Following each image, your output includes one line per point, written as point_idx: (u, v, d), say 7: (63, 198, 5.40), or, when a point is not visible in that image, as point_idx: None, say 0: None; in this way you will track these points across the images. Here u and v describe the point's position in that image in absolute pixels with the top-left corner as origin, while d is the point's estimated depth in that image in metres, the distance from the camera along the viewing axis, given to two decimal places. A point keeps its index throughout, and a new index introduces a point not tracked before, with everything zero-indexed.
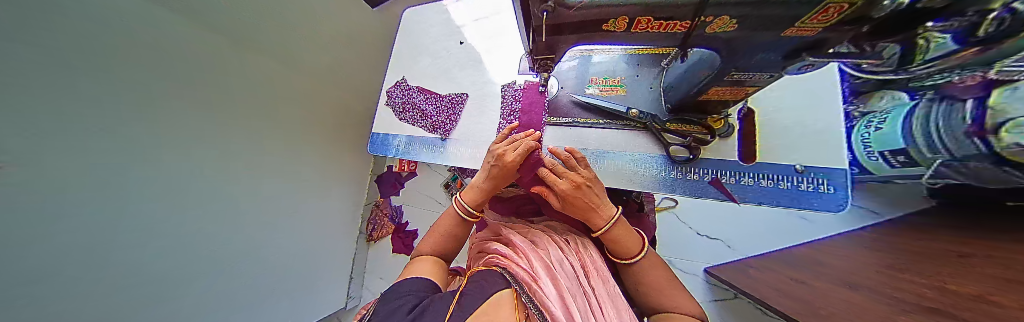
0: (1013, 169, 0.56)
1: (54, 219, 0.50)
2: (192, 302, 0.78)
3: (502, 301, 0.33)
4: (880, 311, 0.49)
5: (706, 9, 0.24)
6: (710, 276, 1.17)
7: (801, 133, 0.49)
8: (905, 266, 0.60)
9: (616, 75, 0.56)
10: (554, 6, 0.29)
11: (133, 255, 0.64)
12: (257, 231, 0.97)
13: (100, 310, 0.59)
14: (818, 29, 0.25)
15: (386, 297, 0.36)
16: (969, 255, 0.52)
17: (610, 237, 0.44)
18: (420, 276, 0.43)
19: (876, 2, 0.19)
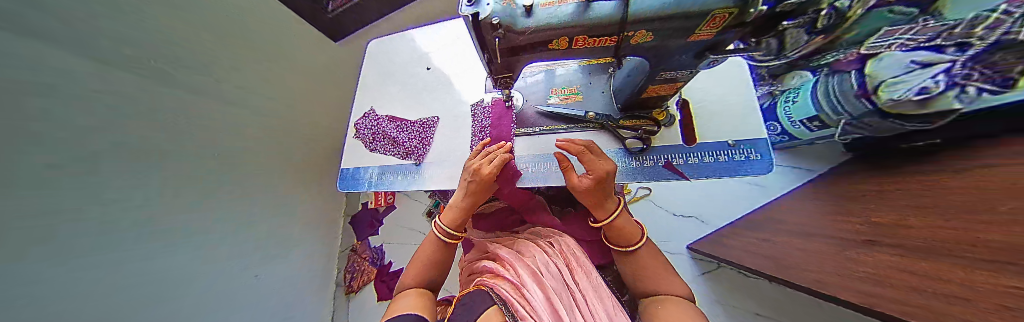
0: (895, 119, 0.74)
1: (62, 219, 0.40)
2: (192, 302, 0.64)
3: (490, 318, 0.31)
4: (893, 276, 0.49)
5: (628, 24, 0.29)
6: (694, 252, 1.24)
7: (727, 115, 0.57)
8: (862, 216, 0.67)
9: (572, 84, 0.62)
10: (504, 32, 0.33)
11: (131, 254, 0.52)
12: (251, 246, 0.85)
13: (100, 310, 0.46)
14: (712, 33, 0.31)
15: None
16: (910, 196, 0.60)
17: (612, 226, 0.46)
18: (407, 312, 0.39)
19: (745, 10, 0.26)
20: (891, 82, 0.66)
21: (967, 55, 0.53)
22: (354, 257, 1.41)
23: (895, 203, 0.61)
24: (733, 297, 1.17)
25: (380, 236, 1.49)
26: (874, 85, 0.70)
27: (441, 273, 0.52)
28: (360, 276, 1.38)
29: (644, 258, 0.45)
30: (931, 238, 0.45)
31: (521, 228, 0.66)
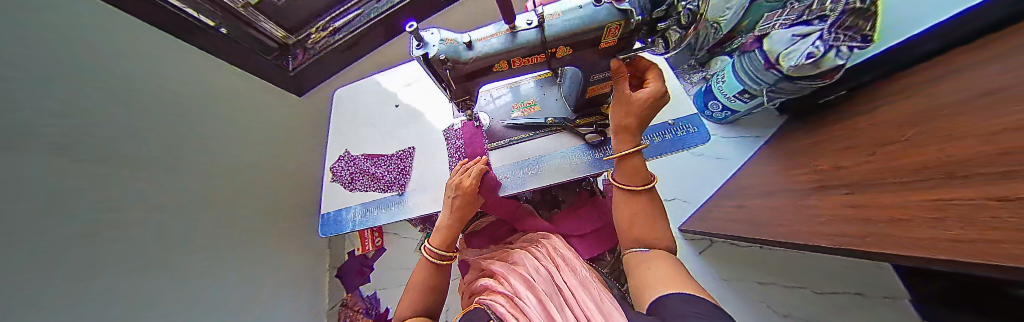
0: (799, 80, 0.89)
1: None
2: None
3: None
4: (832, 213, 0.56)
5: (548, 42, 0.37)
6: (685, 233, 1.29)
7: None
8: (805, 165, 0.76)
9: (529, 98, 0.70)
10: (452, 65, 0.40)
11: None
12: None
13: None
14: (616, 39, 0.39)
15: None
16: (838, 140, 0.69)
17: (625, 158, 0.42)
18: None
19: (625, 19, 0.35)
20: (785, 55, 0.82)
21: (827, 25, 0.69)
22: (344, 313, 1.30)
23: (829, 150, 0.69)
24: (733, 269, 1.19)
25: (372, 284, 1.39)
26: (775, 57, 0.85)
27: (437, 298, 0.51)
28: None
29: (638, 206, 0.40)
30: (870, 169, 0.50)
31: (514, 238, 0.67)
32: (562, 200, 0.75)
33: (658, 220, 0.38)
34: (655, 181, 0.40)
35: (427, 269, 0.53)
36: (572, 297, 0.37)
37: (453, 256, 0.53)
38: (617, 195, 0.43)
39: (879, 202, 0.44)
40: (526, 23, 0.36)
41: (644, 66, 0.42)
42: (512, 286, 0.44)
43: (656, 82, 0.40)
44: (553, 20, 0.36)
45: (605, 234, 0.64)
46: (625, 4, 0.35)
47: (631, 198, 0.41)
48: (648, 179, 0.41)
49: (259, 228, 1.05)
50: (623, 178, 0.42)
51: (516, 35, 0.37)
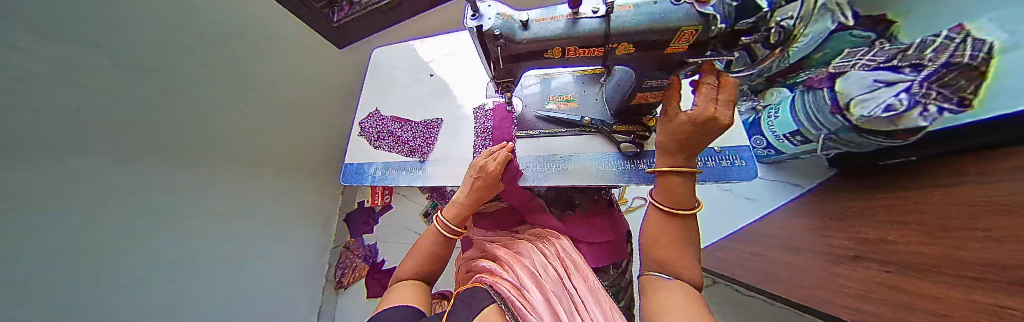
0: (868, 134, 0.80)
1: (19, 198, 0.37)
2: (155, 298, 0.58)
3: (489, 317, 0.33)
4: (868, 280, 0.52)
5: (610, 37, 0.34)
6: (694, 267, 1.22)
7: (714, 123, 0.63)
8: (846, 226, 0.69)
9: (568, 92, 0.67)
10: (503, 42, 0.37)
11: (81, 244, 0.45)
12: (229, 246, 0.79)
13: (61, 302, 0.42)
14: (686, 47, 0.36)
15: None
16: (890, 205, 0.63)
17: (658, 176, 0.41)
18: (406, 303, 0.42)
19: (707, 28, 0.32)
20: (860, 100, 0.73)
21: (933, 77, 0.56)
22: (346, 253, 1.37)
23: (880, 215, 0.63)
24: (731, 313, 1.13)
25: (375, 235, 1.45)
26: (845, 102, 0.77)
27: (438, 267, 0.53)
28: (353, 272, 1.36)
29: (665, 227, 0.38)
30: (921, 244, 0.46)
31: (521, 228, 0.67)
32: (577, 204, 0.74)
33: (685, 245, 0.36)
34: (695, 208, 0.37)
35: (433, 239, 0.54)
36: (582, 303, 0.37)
37: (461, 232, 0.55)
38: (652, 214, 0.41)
39: (920, 282, 0.41)
40: (591, 11, 0.33)
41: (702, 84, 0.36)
42: (516, 275, 0.45)
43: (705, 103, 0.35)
44: (623, 12, 0.32)
45: (614, 246, 0.64)
46: (707, 8, 0.31)
47: (661, 219, 0.39)
48: (691, 204, 0.38)
49: (290, 165, 1.13)
50: (660, 198, 0.40)
51: (576, 23, 0.34)
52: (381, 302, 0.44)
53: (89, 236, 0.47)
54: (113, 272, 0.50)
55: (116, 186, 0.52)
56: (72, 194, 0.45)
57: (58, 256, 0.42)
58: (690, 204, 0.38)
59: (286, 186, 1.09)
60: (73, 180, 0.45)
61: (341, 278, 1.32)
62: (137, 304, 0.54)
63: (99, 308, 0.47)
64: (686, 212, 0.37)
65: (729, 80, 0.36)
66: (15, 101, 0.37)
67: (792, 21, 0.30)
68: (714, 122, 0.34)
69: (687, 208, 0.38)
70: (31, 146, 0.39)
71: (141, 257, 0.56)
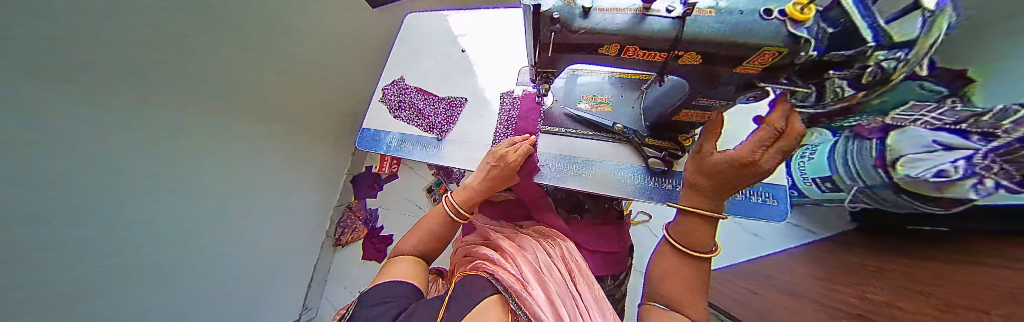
0: (907, 195, 0.75)
1: (47, 124, 0.36)
2: (166, 231, 0.60)
3: (490, 307, 0.34)
4: None
5: (681, 42, 0.31)
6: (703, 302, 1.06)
7: None
8: (847, 281, 0.68)
9: (603, 94, 0.64)
10: (560, 28, 0.33)
11: (95, 175, 0.44)
12: (239, 189, 0.81)
13: (76, 229, 0.43)
14: (760, 69, 0.33)
15: (363, 305, 0.37)
16: (899, 270, 0.61)
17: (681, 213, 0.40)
18: (400, 279, 0.43)
19: (796, 52, 0.29)
20: (911, 158, 0.68)
21: (988, 146, 0.53)
22: (348, 213, 1.41)
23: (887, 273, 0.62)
24: None
25: (377, 200, 1.48)
26: (893, 159, 0.72)
27: (439, 247, 0.53)
28: (351, 233, 1.40)
29: (677, 265, 0.37)
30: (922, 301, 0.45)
31: (525, 223, 0.67)
32: (587, 209, 0.72)
33: (696, 286, 0.35)
34: (710, 253, 0.35)
35: (439, 219, 0.54)
36: (587, 310, 0.39)
37: (468, 217, 0.54)
38: (662, 248, 0.41)
39: None
40: (665, 9, 0.30)
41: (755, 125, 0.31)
42: (519, 268, 0.44)
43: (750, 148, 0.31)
44: (702, 16, 0.29)
45: (617, 258, 0.63)
46: (802, 30, 0.27)
47: (672, 253, 0.38)
48: (709, 247, 0.37)
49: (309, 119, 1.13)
50: (678, 235, 0.39)
51: (645, 21, 0.30)
52: (377, 276, 0.45)
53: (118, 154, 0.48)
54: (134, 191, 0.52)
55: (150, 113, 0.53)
56: (115, 116, 0.46)
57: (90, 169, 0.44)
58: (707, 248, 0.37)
59: (301, 139, 1.10)
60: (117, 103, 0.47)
61: (340, 236, 1.37)
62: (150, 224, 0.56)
63: (118, 222, 0.50)
64: (701, 254, 0.36)
65: (795, 115, 0.29)
66: (53, 24, 0.35)
67: (897, 63, 0.26)
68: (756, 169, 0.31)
69: (702, 251, 0.36)
70: (72, 72, 0.39)
71: (159, 181, 0.57)
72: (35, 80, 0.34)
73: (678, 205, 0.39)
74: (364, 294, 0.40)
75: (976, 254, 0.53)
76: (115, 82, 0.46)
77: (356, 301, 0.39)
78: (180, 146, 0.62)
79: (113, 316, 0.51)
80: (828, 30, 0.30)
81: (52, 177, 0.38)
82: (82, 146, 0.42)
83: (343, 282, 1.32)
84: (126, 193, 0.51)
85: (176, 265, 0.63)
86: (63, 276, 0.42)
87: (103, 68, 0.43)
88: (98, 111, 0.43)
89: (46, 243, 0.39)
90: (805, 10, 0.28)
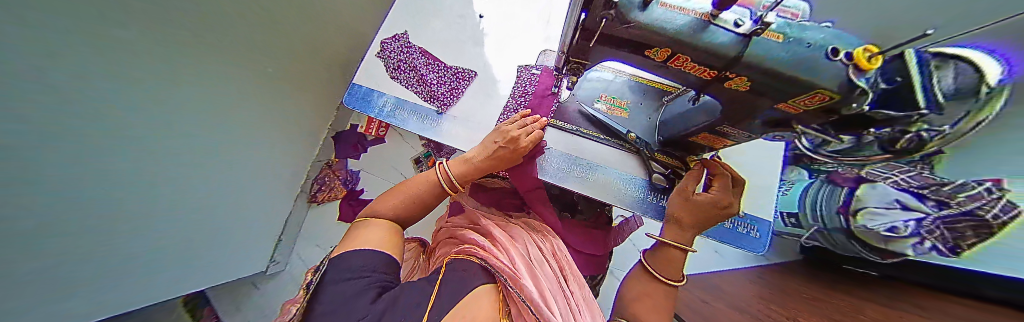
0: (857, 242, 0.79)
1: (31, 122, 0.28)
2: (169, 195, 0.56)
3: (481, 295, 0.33)
4: None
5: (738, 63, 0.28)
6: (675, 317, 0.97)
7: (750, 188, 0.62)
8: (777, 301, 0.78)
9: (623, 97, 0.61)
10: (614, 16, 0.28)
11: (76, 164, 0.36)
12: (230, 151, 0.72)
13: (62, 222, 0.37)
14: (802, 110, 0.32)
15: (335, 270, 0.34)
16: (819, 298, 0.70)
17: (661, 248, 0.43)
18: (375, 246, 0.38)
19: (848, 102, 0.27)
20: (874, 211, 0.72)
21: (940, 213, 0.59)
22: (326, 171, 1.33)
23: (814, 299, 0.71)
24: None
25: (361, 162, 1.40)
26: (857, 207, 0.76)
27: (418, 213, 0.50)
28: (328, 191, 1.33)
29: (646, 288, 0.40)
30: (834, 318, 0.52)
31: (517, 213, 0.66)
32: (580, 210, 0.73)
33: (664, 309, 0.38)
34: (678, 283, 0.39)
35: (429, 189, 0.49)
36: (575, 308, 0.41)
37: (461, 192, 0.51)
38: (636, 270, 0.44)
39: None
40: (732, 22, 0.27)
41: (720, 168, 0.46)
42: (510, 259, 0.43)
43: (725, 186, 0.44)
44: (767, 40, 0.27)
45: (597, 261, 0.65)
46: (862, 79, 0.25)
47: (643, 275, 0.42)
48: (679, 277, 0.40)
49: (303, 71, 0.99)
50: (654, 261, 0.42)
51: (706, 30, 0.27)
52: (349, 239, 0.40)
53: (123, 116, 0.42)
54: (133, 152, 0.46)
55: (151, 66, 0.45)
56: (119, 71, 0.40)
57: (92, 139, 0.38)
58: (674, 276, 0.40)
59: (293, 94, 0.96)
60: (123, 58, 0.39)
61: (316, 193, 1.30)
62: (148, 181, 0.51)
63: (107, 208, 0.44)
64: (670, 281, 0.39)
65: (728, 167, 0.46)
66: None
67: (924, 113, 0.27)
68: (726, 209, 0.43)
69: (670, 279, 0.40)
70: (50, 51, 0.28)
71: (149, 144, 0.49)
72: (18, 65, 0.24)
73: (658, 238, 0.43)
74: (337, 258, 0.36)
75: (880, 291, 0.63)
76: (122, 32, 0.38)
77: (328, 264, 0.35)
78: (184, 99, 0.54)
79: (95, 300, 0.46)
80: (881, 85, 0.26)
81: (44, 167, 0.32)
82: (65, 129, 0.34)
83: (316, 240, 1.30)
84: (111, 175, 0.43)
85: (166, 241, 0.57)
86: (49, 276, 0.36)
87: (112, 20, 0.36)
88: (103, 72, 0.37)
89: (37, 234, 0.33)
90: (872, 59, 0.25)
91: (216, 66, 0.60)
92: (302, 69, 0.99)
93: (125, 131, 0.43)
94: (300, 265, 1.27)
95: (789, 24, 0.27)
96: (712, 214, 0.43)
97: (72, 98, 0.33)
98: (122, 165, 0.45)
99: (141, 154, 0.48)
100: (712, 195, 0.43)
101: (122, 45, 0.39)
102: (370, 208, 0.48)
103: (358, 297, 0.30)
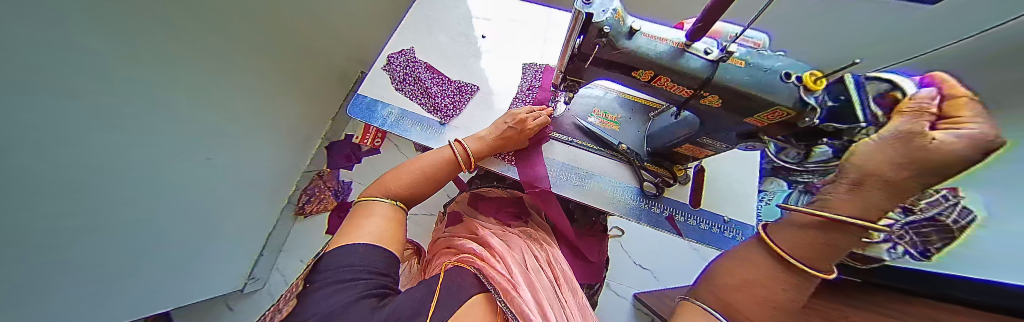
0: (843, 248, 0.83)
1: None
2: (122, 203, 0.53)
3: (476, 310, 0.33)
4: None
5: (710, 84, 0.33)
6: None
7: (740, 196, 0.65)
8: None
9: (613, 112, 0.66)
10: (605, 43, 0.33)
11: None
12: (189, 152, 0.69)
13: None
14: (766, 123, 0.36)
15: (327, 271, 0.33)
16: None
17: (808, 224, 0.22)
18: (371, 241, 0.38)
19: (802, 117, 0.31)
20: None
21: None
22: (316, 181, 1.31)
23: None
24: None
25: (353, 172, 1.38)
26: None
27: (423, 194, 0.52)
28: (317, 203, 1.31)
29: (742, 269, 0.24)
30: None
31: (516, 222, 0.67)
32: (576, 219, 0.75)
33: (767, 295, 0.21)
34: (829, 276, 0.20)
35: (439, 167, 0.52)
36: (568, 315, 0.43)
37: (474, 167, 0.57)
38: (746, 244, 0.27)
39: None
40: (703, 51, 0.32)
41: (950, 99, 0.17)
42: (506, 268, 0.45)
43: (960, 135, 0.14)
44: (733, 66, 0.32)
45: (592, 269, 0.68)
46: (811, 98, 0.30)
47: (758, 250, 0.25)
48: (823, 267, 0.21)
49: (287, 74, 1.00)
50: (781, 239, 0.23)
51: (683, 56, 0.33)
52: (347, 230, 0.40)
53: (57, 102, 0.41)
54: (63, 145, 0.44)
55: (97, 56, 0.45)
56: (66, 61, 0.40)
57: (18, 125, 0.36)
58: (823, 266, 0.21)
59: (272, 96, 0.96)
60: (60, 41, 0.39)
61: (305, 205, 1.28)
62: (81, 179, 0.48)
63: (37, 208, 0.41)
64: (807, 269, 0.20)
65: (963, 93, 0.17)
66: None
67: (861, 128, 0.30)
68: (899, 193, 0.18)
69: (812, 268, 0.21)
70: None
71: None
72: None
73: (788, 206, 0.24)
74: (331, 255, 0.35)
75: None
76: (67, 20, 0.39)
77: (320, 263, 0.35)
78: (135, 92, 0.53)
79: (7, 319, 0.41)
80: (827, 103, 0.33)
81: None
82: None
83: (300, 254, 1.24)
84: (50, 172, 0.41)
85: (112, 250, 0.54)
86: None
87: (53, 5, 0.36)
88: (36, 53, 0.36)
89: None
90: (819, 81, 0.30)
91: (169, 64, 0.59)
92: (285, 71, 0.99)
93: (57, 118, 0.42)
94: (279, 282, 1.19)
95: (747, 51, 0.33)
96: (863, 209, 0.19)
97: (2, 80, 0.32)
98: (49, 157, 0.42)
99: (72, 150, 0.45)
100: (915, 170, 0.16)
101: (70, 30, 0.40)
102: (377, 185, 0.49)
103: (351, 306, 0.30)
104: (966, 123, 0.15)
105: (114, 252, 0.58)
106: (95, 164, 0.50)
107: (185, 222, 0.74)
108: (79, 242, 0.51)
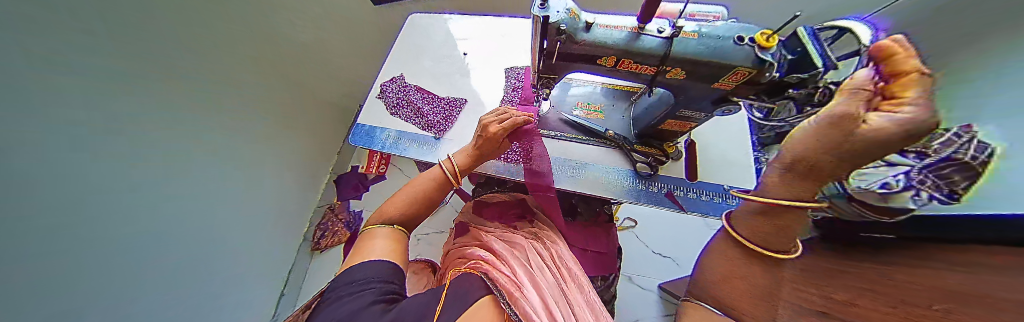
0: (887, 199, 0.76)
1: None
2: None
3: (482, 310, 0.34)
4: None
5: (669, 58, 0.36)
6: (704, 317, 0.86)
7: (739, 164, 0.65)
8: None
9: (596, 102, 0.68)
10: (565, 38, 0.37)
11: None
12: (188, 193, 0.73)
13: None
14: (732, 85, 0.38)
15: (339, 286, 0.36)
16: None
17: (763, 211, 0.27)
18: (376, 257, 0.41)
19: (764, 70, 0.33)
20: None
21: None
22: (329, 215, 1.36)
23: None
24: None
25: (363, 202, 1.41)
26: None
27: (421, 213, 0.53)
28: (331, 236, 1.33)
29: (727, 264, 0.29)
30: None
31: (521, 224, 0.68)
32: (580, 212, 0.75)
33: (753, 287, 0.26)
34: (790, 257, 0.25)
35: (434, 185, 0.55)
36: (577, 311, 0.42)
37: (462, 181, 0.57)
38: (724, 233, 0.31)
39: None
40: (657, 30, 0.35)
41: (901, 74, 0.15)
42: (511, 270, 0.46)
43: (893, 121, 0.14)
44: (685, 40, 0.35)
45: (603, 259, 0.68)
46: (767, 55, 0.33)
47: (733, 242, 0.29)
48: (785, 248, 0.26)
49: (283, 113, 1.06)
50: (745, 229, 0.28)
51: (639, 39, 0.36)
52: (353, 254, 0.43)
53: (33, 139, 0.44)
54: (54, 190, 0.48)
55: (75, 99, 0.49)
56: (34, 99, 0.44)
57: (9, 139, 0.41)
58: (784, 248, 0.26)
59: (270, 136, 1.02)
60: (56, 46, 0.46)
61: (320, 239, 1.31)
62: (77, 196, 0.52)
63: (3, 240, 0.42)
64: (771, 255, 0.26)
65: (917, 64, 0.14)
66: None
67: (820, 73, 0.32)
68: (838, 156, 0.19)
69: (772, 252, 0.26)
70: None
71: None
72: None
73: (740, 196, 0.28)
74: (341, 275, 0.38)
75: None
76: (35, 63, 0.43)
77: (331, 283, 0.37)
78: (130, 122, 0.59)
79: None
80: (787, 57, 0.34)
81: None
82: None
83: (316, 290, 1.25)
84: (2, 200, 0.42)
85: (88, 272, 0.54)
86: None
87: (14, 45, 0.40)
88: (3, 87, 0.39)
89: None
90: (770, 38, 0.33)
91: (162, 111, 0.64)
92: (280, 109, 1.05)
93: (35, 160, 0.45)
94: None
95: (698, 26, 0.36)
96: (792, 195, 0.23)
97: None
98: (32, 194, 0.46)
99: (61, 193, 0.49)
100: (855, 154, 0.17)
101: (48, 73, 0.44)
102: (379, 212, 0.51)
103: (360, 312, 0.31)
104: (902, 107, 0.14)
105: (119, 283, 0.61)
106: (93, 182, 0.54)
107: (187, 234, 0.75)
108: (85, 276, 0.55)
